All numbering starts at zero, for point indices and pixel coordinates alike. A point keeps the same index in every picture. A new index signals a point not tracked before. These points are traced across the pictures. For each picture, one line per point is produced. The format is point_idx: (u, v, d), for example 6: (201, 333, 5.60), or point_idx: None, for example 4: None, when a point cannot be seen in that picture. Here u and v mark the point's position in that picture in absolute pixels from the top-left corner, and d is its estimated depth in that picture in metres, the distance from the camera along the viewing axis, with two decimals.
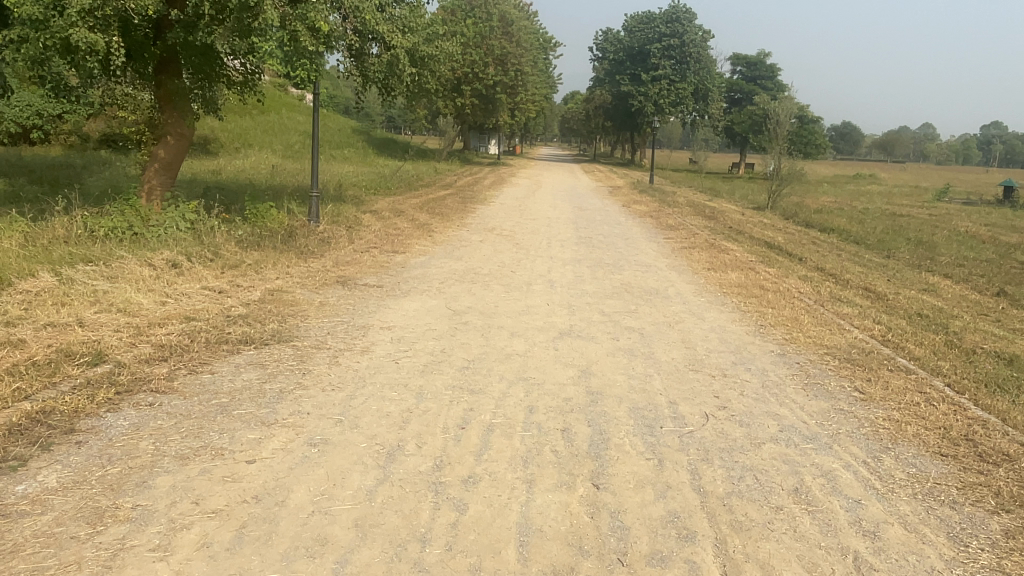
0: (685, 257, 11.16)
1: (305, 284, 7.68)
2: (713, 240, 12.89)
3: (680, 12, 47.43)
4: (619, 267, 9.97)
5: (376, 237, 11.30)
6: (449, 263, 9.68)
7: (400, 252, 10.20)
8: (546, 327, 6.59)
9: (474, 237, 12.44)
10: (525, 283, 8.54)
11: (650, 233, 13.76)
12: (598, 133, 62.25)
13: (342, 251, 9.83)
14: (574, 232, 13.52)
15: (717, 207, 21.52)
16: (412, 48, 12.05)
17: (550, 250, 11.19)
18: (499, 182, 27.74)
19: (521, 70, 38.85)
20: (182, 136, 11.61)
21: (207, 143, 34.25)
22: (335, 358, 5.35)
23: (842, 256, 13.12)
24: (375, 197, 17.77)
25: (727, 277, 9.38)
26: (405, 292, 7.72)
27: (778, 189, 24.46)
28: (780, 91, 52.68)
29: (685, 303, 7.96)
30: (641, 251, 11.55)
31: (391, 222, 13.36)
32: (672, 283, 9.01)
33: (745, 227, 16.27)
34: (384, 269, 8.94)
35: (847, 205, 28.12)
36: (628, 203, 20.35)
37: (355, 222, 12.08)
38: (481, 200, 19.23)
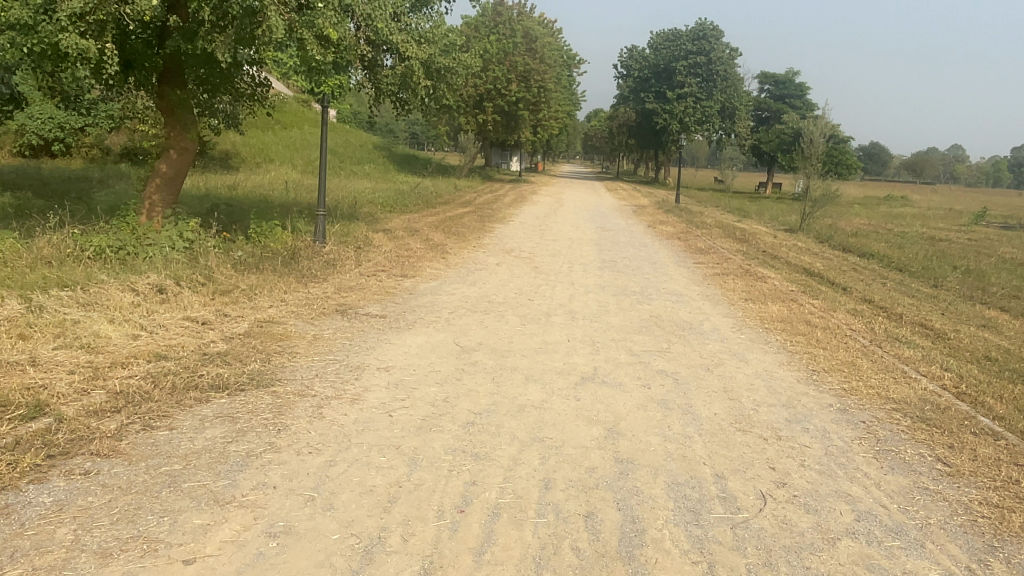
0: (718, 285, 10.30)
1: (300, 313, 6.92)
2: (747, 266, 12.01)
3: (707, 29, 46.72)
4: (646, 296, 9.14)
5: (386, 258, 10.58)
6: (463, 290, 8.91)
7: (409, 277, 9.46)
8: (566, 370, 5.77)
9: (491, 259, 11.69)
10: (544, 315, 7.73)
11: (678, 258, 12.93)
12: (622, 151, 61.55)
13: (348, 274, 9.11)
14: (597, 255, 12.74)
15: (747, 229, 20.62)
16: (428, 60, 11.38)
17: (572, 275, 10.41)
18: (520, 199, 26.98)
19: (545, 86, 38.30)
20: (185, 150, 11.00)
21: (228, 158, 34.04)
22: (318, 409, 4.57)
23: (887, 286, 12.17)
24: (391, 215, 17.12)
25: (768, 310, 8.50)
26: (410, 324, 6.94)
27: (810, 210, 23.50)
28: (809, 111, 51.66)
29: (722, 340, 7.10)
30: (671, 278, 10.73)
31: (404, 242, 12.66)
32: (707, 316, 8.16)
33: (779, 251, 15.38)
34: (390, 296, 8.18)
35: (881, 229, 27.02)
36: (653, 224, 19.50)
37: (365, 242, 11.38)
38: (500, 219, 18.52)
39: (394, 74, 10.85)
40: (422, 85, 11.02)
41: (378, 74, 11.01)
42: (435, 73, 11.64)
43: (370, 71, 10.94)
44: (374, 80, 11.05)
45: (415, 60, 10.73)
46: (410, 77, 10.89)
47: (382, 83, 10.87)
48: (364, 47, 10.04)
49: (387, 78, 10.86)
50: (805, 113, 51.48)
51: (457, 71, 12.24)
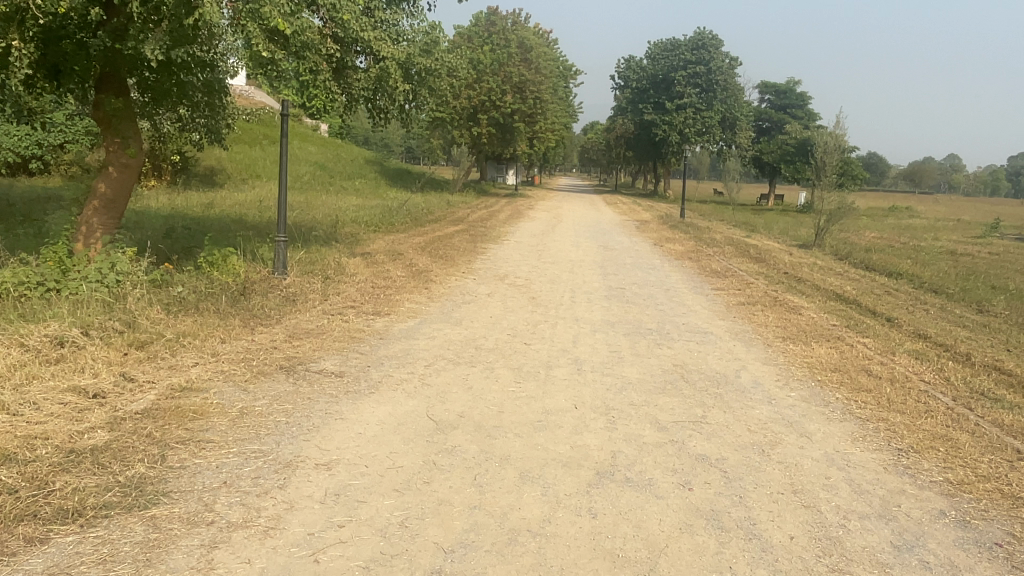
0: (746, 318, 8.84)
1: (233, 374, 5.42)
2: (775, 293, 10.54)
3: (706, 38, 45.52)
4: (666, 336, 7.67)
5: (360, 290, 9.09)
6: (447, 331, 7.40)
7: (383, 314, 7.98)
8: (576, 460, 4.26)
9: (481, 288, 10.20)
10: (543, 366, 6.23)
11: (693, 283, 11.48)
12: (620, 163, 60.24)
13: (308, 314, 7.62)
14: (604, 281, 11.29)
15: (760, 246, 19.18)
16: (407, 62, 9.95)
17: (577, 308, 8.93)
18: (517, 215, 25.58)
19: (541, 98, 36.64)
20: (126, 167, 9.42)
21: (212, 175, 32.65)
22: (208, 554, 3.05)
23: (932, 314, 10.69)
24: (375, 235, 15.69)
25: (816, 355, 7.01)
26: (372, 386, 5.42)
27: (825, 224, 22.06)
28: (811, 121, 50.48)
29: (770, 401, 5.61)
30: (689, 310, 9.26)
31: (383, 268, 11.19)
32: (743, 364, 6.66)
33: (802, 272, 13.94)
34: (356, 343, 6.68)
35: (898, 243, 25.55)
36: (660, 242, 18.06)
37: (336, 270, 9.91)
38: (494, 238, 17.09)
39: (368, 77, 9.41)
40: (401, 91, 9.60)
41: (349, 80, 9.57)
42: (415, 78, 10.20)
43: (339, 75, 9.50)
44: (345, 85, 9.60)
45: (392, 61, 9.32)
46: (387, 82, 9.46)
47: (355, 90, 9.42)
48: (330, 46, 8.64)
49: (360, 84, 9.41)
50: (808, 123, 50.22)
51: (441, 78, 10.82)
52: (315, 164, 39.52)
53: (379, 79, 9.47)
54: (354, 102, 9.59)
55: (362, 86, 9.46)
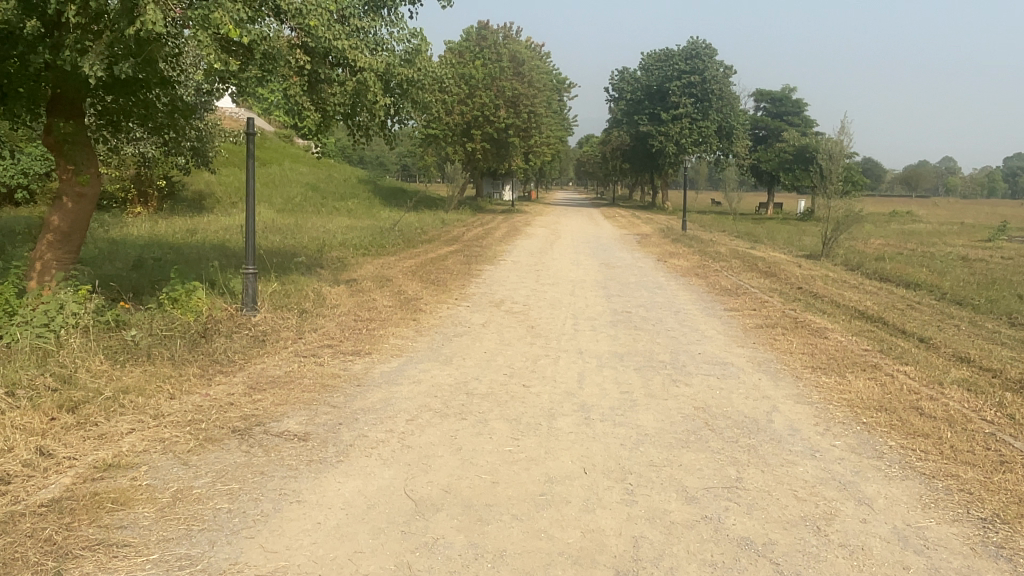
0: (769, 344, 7.97)
1: (176, 444, 4.57)
2: (795, 313, 9.68)
3: (700, 48, 44.99)
4: (683, 370, 6.80)
5: (340, 324, 8.21)
6: (436, 372, 6.52)
7: (363, 353, 7.10)
8: (589, 553, 3.38)
9: (475, 317, 9.34)
10: (544, 416, 5.36)
11: (703, 304, 10.62)
12: (616, 175, 59.56)
13: (277, 356, 6.75)
14: (608, 304, 10.43)
15: (767, 259, 18.31)
16: (388, 76, 9.11)
17: (581, 339, 8.06)
18: (513, 232, 24.75)
19: (534, 111, 35.88)
20: (82, 197, 8.53)
21: (200, 200, 31.87)
22: None
23: (965, 331, 9.84)
24: (363, 260, 14.84)
25: (856, 391, 6.14)
26: (342, 452, 4.55)
27: (833, 233, 21.22)
28: (809, 128, 49.84)
29: (814, 456, 4.73)
30: (703, 336, 8.40)
31: (368, 296, 10.34)
32: (775, 405, 5.79)
33: (817, 287, 13.10)
34: (328, 391, 5.81)
35: (907, 250, 24.73)
36: (664, 257, 17.21)
37: (316, 301, 9.05)
38: (489, 258, 16.25)
39: (344, 92, 8.52)
40: (382, 107, 8.72)
41: (323, 94, 8.68)
42: (397, 91, 9.36)
43: (312, 89, 8.62)
44: (319, 101, 8.71)
45: (369, 73, 8.46)
46: (365, 98, 8.57)
47: (330, 107, 8.52)
48: (299, 56, 7.82)
49: (335, 101, 8.51)
50: (806, 130, 49.59)
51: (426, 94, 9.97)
52: (306, 185, 38.75)
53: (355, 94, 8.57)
54: (329, 120, 8.69)
55: (338, 104, 8.56)
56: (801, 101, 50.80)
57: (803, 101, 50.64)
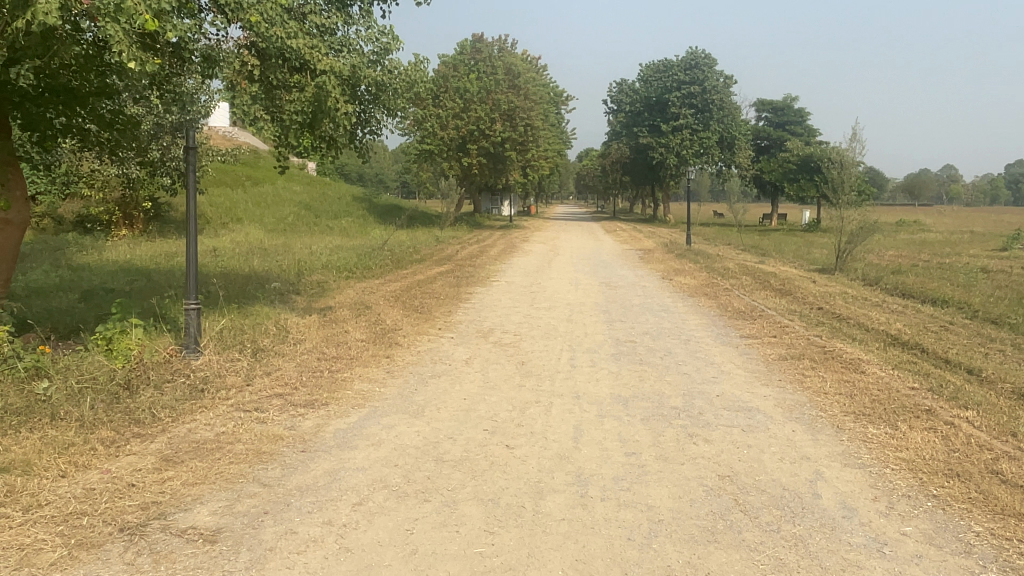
0: (798, 382, 6.84)
1: (39, 554, 3.44)
2: (821, 341, 8.55)
3: (699, 58, 44.12)
4: (702, 420, 5.67)
5: (302, 366, 7.10)
6: (403, 428, 5.39)
7: (319, 401, 5.99)
8: None
9: (459, 350, 8.23)
10: (531, 493, 4.23)
11: (716, 330, 9.50)
12: (617, 188, 58.59)
13: (213, 410, 5.64)
14: (611, 332, 9.30)
15: (779, 274, 17.21)
16: (354, 81, 8.04)
17: (580, 378, 6.93)
18: (509, 249, 23.70)
19: (531, 125, 34.91)
20: (7, 225, 7.50)
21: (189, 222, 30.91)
22: None
23: (1014, 358, 8.68)
24: (345, 284, 13.76)
25: (915, 449, 5.01)
26: (255, 562, 3.40)
27: (847, 246, 20.09)
28: (812, 137, 48.82)
29: (881, 554, 3.59)
30: (719, 372, 7.28)
31: (341, 327, 9.25)
32: (818, 471, 4.66)
33: (838, 307, 11.98)
34: (262, 461, 4.68)
35: (924, 262, 23.55)
36: (668, 275, 16.10)
37: (277, 337, 7.94)
38: (482, 279, 15.18)
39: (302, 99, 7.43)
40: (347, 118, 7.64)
41: (279, 100, 7.63)
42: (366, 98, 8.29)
43: (268, 94, 7.56)
44: (273, 108, 7.66)
45: (330, 78, 7.38)
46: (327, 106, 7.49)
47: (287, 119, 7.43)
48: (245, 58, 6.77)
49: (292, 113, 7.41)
50: (809, 139, 48.57)
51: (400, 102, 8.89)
52: (299, 204, 37.77)
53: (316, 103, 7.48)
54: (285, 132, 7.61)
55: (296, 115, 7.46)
56: (804, 110, 49.76)
57: (806, 110, 49.61)
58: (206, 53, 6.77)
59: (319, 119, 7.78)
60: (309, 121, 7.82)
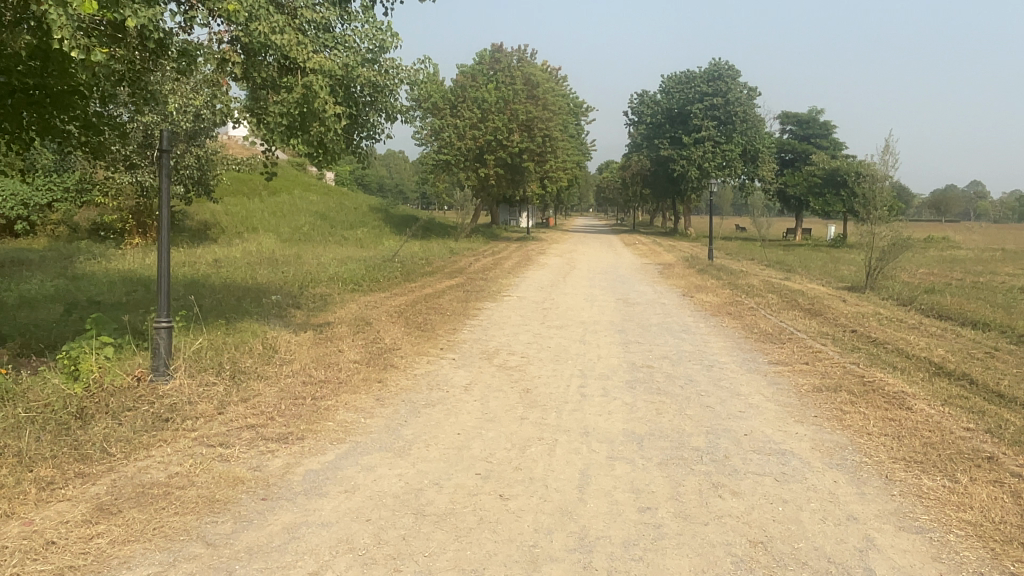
0: (837, 420, 6.07)
1: None
2: (858, 370, 7.76)
3: (722, 69, 43.30)
4: (728, 467, 4.92)
5: (284, 391, 6.46)
6: (384, 470, 4.71)
7: (296, 434, 5.33)
8: None
9: (459, 374, 7.56)
10: (525, 562, 3.53)
11: (741, 355, 8.75)
12: (637, 201, 57.79)
13: (173, 446, 5.00)
14: (626, 356, 8.58)
15: (805, 292, 16.39)
16: (348, 84, 7.40)
17: (590, 411, 6.21)
18: (525, 262, 23.05)
19: (550, 135, 34.27)
20: None
21: (204, 231, 30.62)
22: None
23: None
24: (349, 298, 13.17)
25: (984, 511, 4.24)
26: None
27: (877, 263, 19.19)
28: (837, 151, 47.76)
29: None
30: (745, 405, 6.53)
31: (335, 346, 8.62)
32: (871, 538, 3.91)
33: (872, 329, 11.15)
34: (213, 513, 4.01)
35: (957, 280, 22.54)
36: (689, 292, 15.33)
37: (262, 358, 7.31)
38: (493, 294, 14.52)
39: (288, 101, 6.87)
40: (337, 123, 7.03)
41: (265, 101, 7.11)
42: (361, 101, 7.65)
43: (253, 94, 7.07)
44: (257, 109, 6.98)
45: (318, 78, 6.79)
46: (315, 109, 6.90)
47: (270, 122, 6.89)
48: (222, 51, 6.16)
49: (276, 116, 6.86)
50: (834, 153, 47.51)
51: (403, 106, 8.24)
52: (314, 214, 37.44)
53: (303, 106, 6.90)
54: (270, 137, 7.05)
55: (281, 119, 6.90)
56: (830, 124, 48.69)
57: (831, 124, 48.54)
58: (181, 47, 6.33)
59: (308, 123, 7.19)
60: (298, 125, 7.25)
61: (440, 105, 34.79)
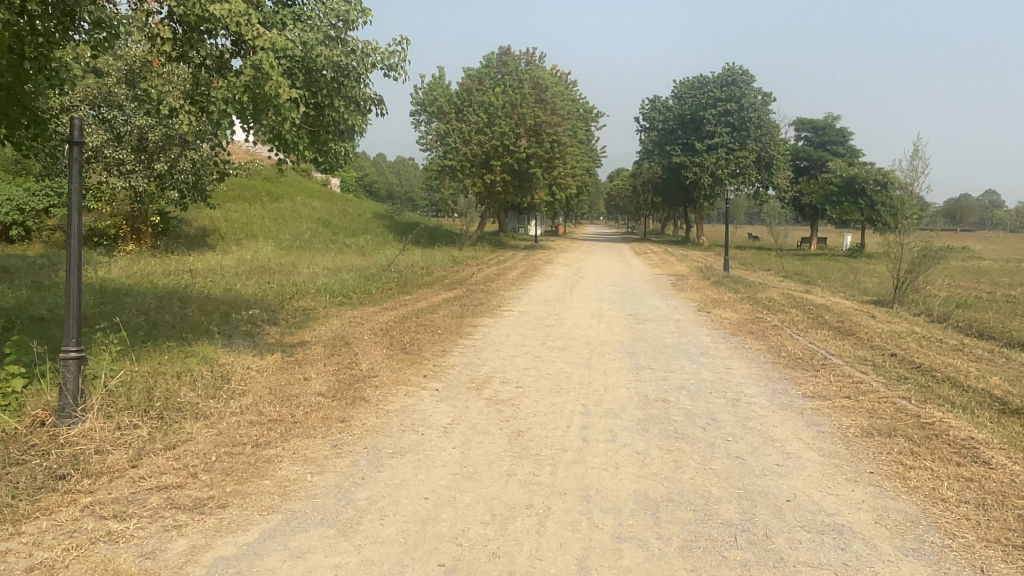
0: (899, 480, 4.88)
1: None
2: (912, 409, 6.54)
3: (736, 74, 42.00)
4: (772, 555, 3.75)
5: (221, 437, 5.34)
6: (317, 559, 3.57)
7: (218, 503, 4.21)
8: None
9: (440, 410, 6.42)
10: None
11: (770, 385, 7.56)
12: (648, 208, 56.57)
13: (52, 520, 3.90)
14: (637, 387, 7.40)
15: (831, 307, 15.17)
16: (309, 68, 6.26)
17: (592, 464, 5.05)
18: (530, 272, 22.01)
19: (559, 140, 32.97)
20: None
21: (202, 238, 29.70)
22: None
23: None
24: (332, 312, 12.09)
25: None
26: None
27: (906, 276, 17.89)
28: (854, 158, 46.39)
29: None
30: (784, 456, 5.33)
31: (301, 374, 7.51)
32: None
33: (914, 353, 9.92)
34: None
35: (988, 294, 21.21)
36: (706, 306, 14.16)
37: (205, 393, 6.20)
38: (491, 308, 13.39)
39: (234, 85, 5.79)
40: (296, 110, 5.88)
41: (208, 87, 6.22)
42: (329, 89, 6.52)
43: (193, 76, 6.20)
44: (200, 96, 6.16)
45: (269, 56, 5.68)
46: (266, 95, 5.79)
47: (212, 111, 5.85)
48: None
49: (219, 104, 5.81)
50: (851, 160, 46.15)
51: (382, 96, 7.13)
52: (316, 220, 36.43)
53: (251, 92, 5.81)
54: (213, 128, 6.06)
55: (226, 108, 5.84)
56: (847, 131, 47.32)
57: (848, 130, 47.17)
58: (97, 17, 5.48)
59: (262, 116, 6.08)
60: (250, 118, 6.15)
61: (446, 108, 33.80)
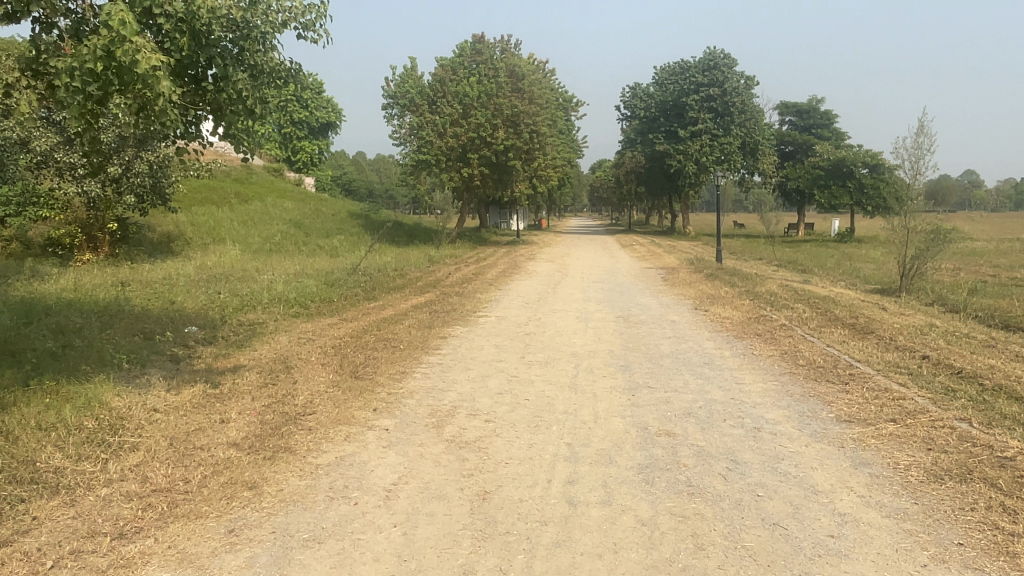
0: (1005, 557, 3.55)
1: None
2: (980, 437, 5.24)
3: (718, 58, 40.75)
4: None
5: (75, 525, 3.92)
6: None
7: None
8: None
9: (387, 460, 5.02)
10: None
11: (794, 408, 6.22)
12: (633, 199, 55.29)
13: None
14: (635, 415, 6.03)
15: (838, 299, 13.90)
16: (190, 30, 5.50)
17: (581, 547, 3.68)
18: (511, 270, 20.65)
19: (538, 131, 31.50)
20: None
21: (165, 244, 28.03)
22: None
23: None
24: (281, 326, 10.72)
25: None
26: None
27: (913, 262, 16.66)
28: (841, 141, 45.33)
29: None
30: (836, 522, 3.98)
31: (220, 412, 6.08)
32: None
33: (946, 353, 8.66)
34: None
35: (996, 277, 20.03)
36: (702, 304, 12.83)
37: (75, 453, 4.77)
38: (464, 313, 12.00)
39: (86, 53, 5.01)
40: (165, 82, 5.11)
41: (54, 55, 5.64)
42: (218, 59, 5.81)
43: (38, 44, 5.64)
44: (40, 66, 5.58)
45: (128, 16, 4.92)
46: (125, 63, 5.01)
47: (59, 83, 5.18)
48: None
49: (66, 75, 5.13)
50: (838, 143, 45.06)
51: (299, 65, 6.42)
52: (288, 222, 34.75)
53: (110, 62, 5.08)
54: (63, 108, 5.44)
55: (77, 79, 5.19)
56: (833, 113, 46.19)
57: (835, 113, 46.04)
58: None
59: (128, 89, 5.39)
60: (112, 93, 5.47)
61: (418, 100, 32.26)
